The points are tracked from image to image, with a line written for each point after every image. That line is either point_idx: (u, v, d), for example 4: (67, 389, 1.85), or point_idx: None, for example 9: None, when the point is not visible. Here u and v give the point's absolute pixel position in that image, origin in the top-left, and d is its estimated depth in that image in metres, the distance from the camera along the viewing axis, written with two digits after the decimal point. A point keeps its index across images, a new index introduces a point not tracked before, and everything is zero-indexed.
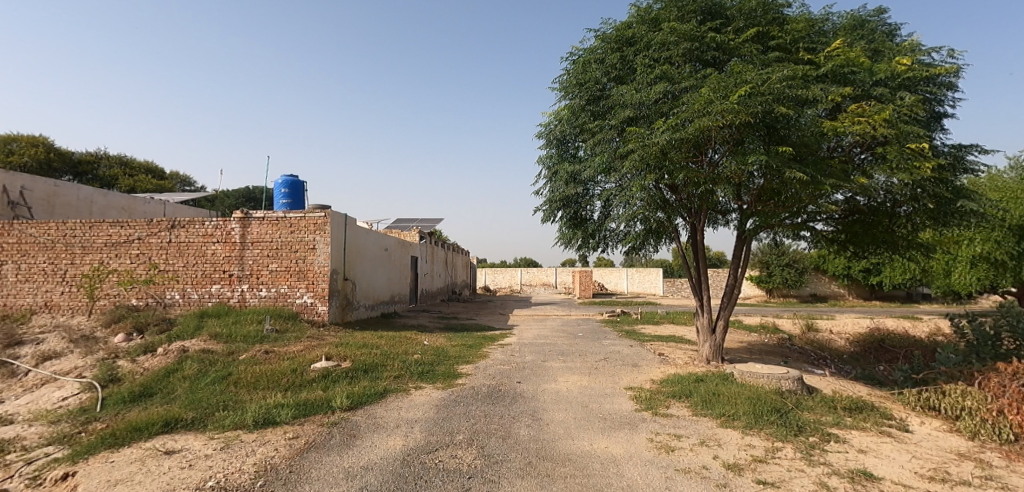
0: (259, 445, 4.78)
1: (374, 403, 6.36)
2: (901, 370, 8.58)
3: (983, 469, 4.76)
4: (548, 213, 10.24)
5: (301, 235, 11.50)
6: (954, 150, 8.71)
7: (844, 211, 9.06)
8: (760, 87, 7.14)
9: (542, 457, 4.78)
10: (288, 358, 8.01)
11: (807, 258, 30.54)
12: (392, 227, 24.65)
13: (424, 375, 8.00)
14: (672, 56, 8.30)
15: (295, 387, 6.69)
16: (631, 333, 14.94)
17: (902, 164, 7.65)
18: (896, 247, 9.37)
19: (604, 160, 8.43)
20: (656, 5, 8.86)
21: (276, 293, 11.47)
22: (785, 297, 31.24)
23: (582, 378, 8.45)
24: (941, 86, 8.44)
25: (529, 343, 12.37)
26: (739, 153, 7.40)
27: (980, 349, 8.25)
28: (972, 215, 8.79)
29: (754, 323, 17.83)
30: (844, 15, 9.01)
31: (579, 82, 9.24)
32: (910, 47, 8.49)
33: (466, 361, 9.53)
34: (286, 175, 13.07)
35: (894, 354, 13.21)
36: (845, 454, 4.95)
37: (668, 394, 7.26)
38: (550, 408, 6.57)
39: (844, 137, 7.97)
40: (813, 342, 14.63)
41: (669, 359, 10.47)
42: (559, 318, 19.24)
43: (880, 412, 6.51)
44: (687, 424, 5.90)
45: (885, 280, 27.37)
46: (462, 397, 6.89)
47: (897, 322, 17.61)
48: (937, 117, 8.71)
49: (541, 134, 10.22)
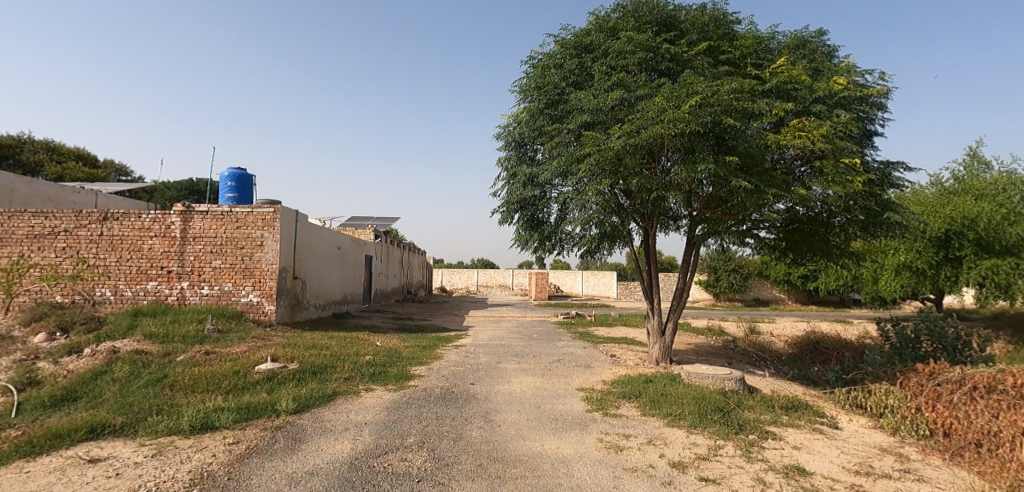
0: (196, 451, 4.55)
1: (322, 406, 6.18)
2: (833, 370, 9.11)
3: (902, 462, 5.11)
4: (505, 215, 10.30)
5: (248, 231, 11.05)
6: (883, 166, 9.33)
7: (785, 220, 9.49)
8: (710, 98, 7.39)
9: (493, 459, 4.77)
10: (230, 359, 7.67)
11: (751, 263, 32.08)
12: (346, 225, 24.15)
13: (375, 377, 7.86)
14: (628, 65, 8.52)
15: (237, 390, 6.41)
16: (585, 335, 15.19)
17: (837, 178, 8.12)
18: (831, 255, 9.95)
19: (561, 164, 8.56)
20: (615, 14, 9.13)
21: (219, 291, 10.96)
22: (731, 300, 32.72)
23: (535, 380, 8.51)
24: (873, 105, 9.05)
25: (484, 345, 12.35)
26: (689, 161, 7.66)
27: (903, 351, 8.97)
28: (897, 227, 9.47)
29: (701, 325, 18.58)
30: (789, 35, 9.49)
31: (538, 86, 9.38)
32: (847, 68, 9.02)
33: (420, 362, 9.42)
34: (232, 168, 12.50)
35: (828, 356, 14.06)
36: (781, 450, 5.20)
37: (618, 395, 7.42)
38: (503, 409, 6.58)
39: (786, 150, 8.38)
40: (755, 345, 15.37)
41: (621, 360, 10.70)
42: (515, 320, 19.35)
43: (813, 410, 6.89)
44: (636, 424, 6.05)
45: (821, 286, 28.92)
46: (414, 399, 6.80)
47: (831, 325, 18.69)
48: (868, 135, 9.32)
49: (500, 135, 10.28)
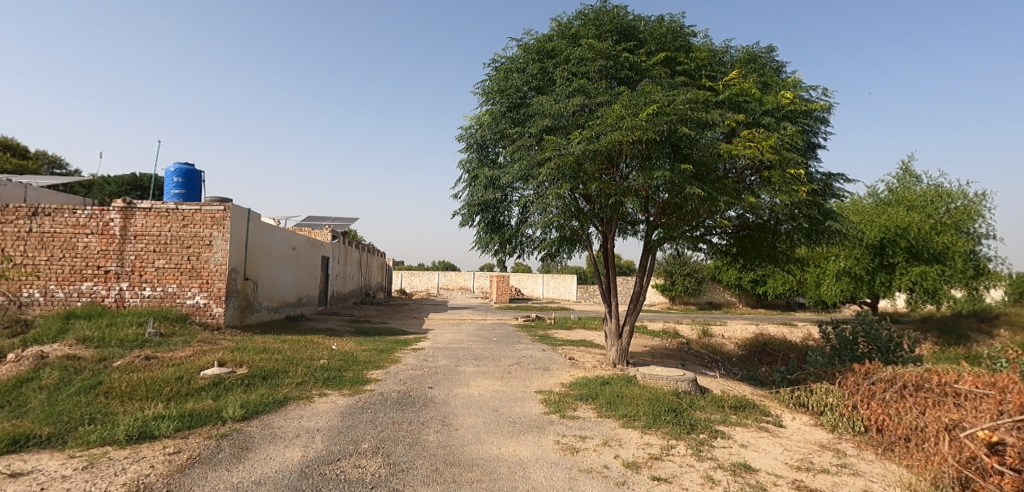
0: (132, 462, 4.30)
1: (271, 412, 5.97)
2: (779, 370, 9.52)
3: (840, 458, 5.39)
4: (466, 217, 10.26)
5: (195, 229, 10.57)
6: (825, 178, 9.83)
7: (736, 227, 9.85)
8: (667, 107, 7.59)
9: (449, 463, 4.74)
10: (173, 364, 7.30)
11: (705, 268, 33.16)
12: (302, 224, 23.47)
13: (329, 381, 7.66)
14: (589, 72, 8.67)
15: (180, 396, 6.11)
16: (545, 337, 15.29)
17: (784, 188, 8.50)
18: (778, 261, 10.41)
19: (523, 167, 8.60)
20: (576, 21, 9.28)
21: (162, 293, 10.43)
22: (685, 304, 33.72)
23: (494, 383, 8.50)
24: (817, 119, 9.53)
25: (443, 348, 12.24)
26: (647, 168, 7.85)
27: (841, 352, 9.48)
28: (838, 235, 10.01)
29: (657, 328, 19.06)
30: (741, 49, 9.89)
31: (500, 89, 9.41)
32: (793, 83, 9.48)
33: (376, 366, 9.24)
34: (179, 163, 11.93)
35: (774, 357, 14.70)
36: (729, 449, 5.38)
37: (575, 397, 7.51)
38: (461, 413, 6.54)
39: (738, 160, 8.72)
40: (708, 346, 15.89)
41: (579, 362, 10.84)
42: (475, 323, 19.30)
43: (760, 409, 7.17)
44: (592, 425, 6.13)
45: (769, 290, 30.20)
46: (369, 404, 6.66)
47: (778, 328, 19.53)
48: (812, 147, 9.81)
49: (461, 137, 10.24)
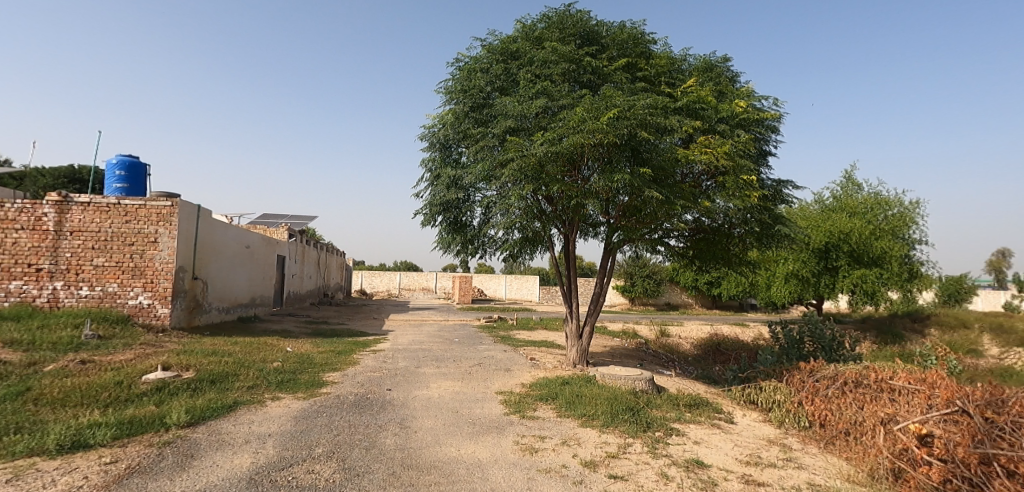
0: (63, 473, 4.03)
1: (219, 418, 5.73)
2: (731, 369, 9.85)
3: (786, 452, 5.62)
4: (428, 217, 10.16)
5: (139, 226, 10.04)
6: (776, 184, 10.25)
7: (692, 230, 10.13)
8: (627, 112, 7.74)
9: (407, 466, 4.67)
10: (113, 368, 6.90)
11: (664, 270, 33.99)
12: (257, 222, 22.66)
13: (283, 384, 7.42)
14: (552, 74, 8.74)
15: (120, 402, 5.78)
16: (506, 338, 15.30)
17: (737, 193, 8.82)
18: (731, 263, 10.77)
19: (485, 168, 8.59)
20: (540, 24, 9.35)
21: (102, 292, 9.86)
22: (644, 305, 34.47)
23: (454, 384, 8.44)
24: (768, 128, 9.93)
25: (403, 349, 12.07)
26: (607, 171, 7.97)
27: (789, 351, 9.89)
28: (786, 239, 10.46)
29: (617, 329, 19.40)
30: (698, 58, 10.20)
31: (463, 89, 9.36)
32: (747, 92, 9.85)
33: (333, 368, 9.02)
34: (122, 155, 11.29)
35: (727, 356, 15.22)
36: (683, 445, 5.53)
37: (535, 397, 7.55)
38: (420, 415, 6.46)
39: (695, 165, 8.97)
40: (665, 347, 16.29)
41: (539, 363, 10.91)
42: (436, 324, 19.13)
43: (713, 407, 7.40)
44: (551, 425, 6.18)
45: (724, 292, 31.24)
46: (325, 407, 6.49)
47: (731, 328, 20.23)
48: (764, 154, 10.21)
49: (424, 136, 10.14)
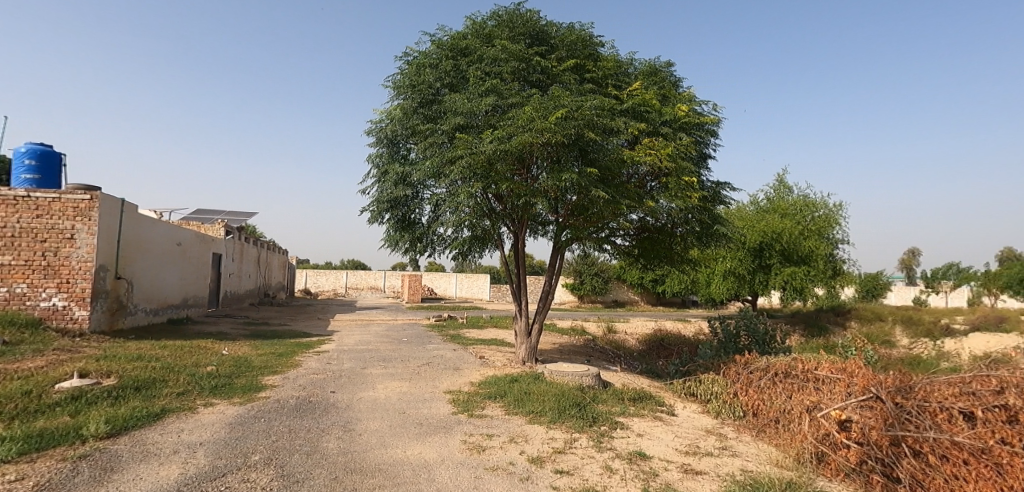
0: None
1: (145, 427, 5.36)
2: (673, 364, 10.21)
3: (722, 441, 5.88)
4: (375, 214, 9.93)
5: (52, 220, 9.25)
6: (715, 186, 10.70)
7: (637, 229, 10.42)
8: (575, 112, 7.82)
9: (349, 470, 4.54)
10: (21, 377, 6.31)
11: (611, 268, 34.82)
12: (191, 218, 21.39)
13: (217, 389, 7.04)
14: (502, 73, 8.73)
15: (29, 413, 5.29)
16: (455, 337, 15.21)
17: (679, 193, 9.14)
18: (674, 261, 11.17)
19: (434, 165, 8.48)
20: (490, 21, 9.34)
21: (9, 294, 9.04)
22: (593, 302, 35.18)
23: (402, 384, 8.29)
24: (708, 132, 10.34)
25: (349, 350, 11.75)
26: (555, 170, 8.04)
27: (727, 345, 10.37)
28: (724, 238, 10.95)
29: (566, 326, 19.71)
30: (644, 62, 10.49)
31: (412, 84, 9.20)
32: (688, 97, 10.23)
33: (273, 371, 8.64)
34: (33, 143, 10.35)
35: (670, 351, 15.79)
36: (627, 438, 5.67)
37: (484, 395, 7.53)
38: (365, 417, 6.30)
39: (640, 166, 9.22)
40: (612, 343, 16.70)
41: (489, 361, 10.90)
42: (384, 323, 18.74)
43: (655, 400, 7.64)
44: (499, 423, 6.18)
45: (668, 289, 32.38)
46: (263, 412, 6.21)
47: (674, 324, 20.99)
48: (704, 157, 10.64)
49: (371, 131, 9.90)
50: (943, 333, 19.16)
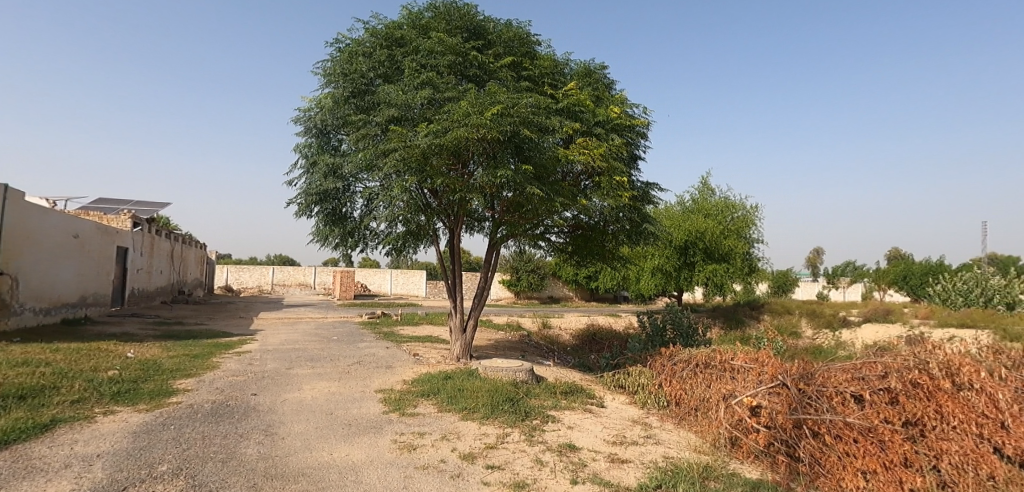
0: None
1: (30, 439, 4.80)
2: (604, 357, 10.51)
3: (647, 430, 6.13)
4: (303, 207, 9.48)
5: None
6: (644, 186, 11.12)
7: (571, 227, 10.64)
8: (511, 109, 7.82)
9: (269, 476, 4.31)
10: None
11: (547, 265, 35.38)
12: (92, 209, 19.45)
13: (121, 396, 6.44)
14: (438, 66, 8.58)
15: None
16: (389, 335, 14.85)
17: (611, 193, 9.41)
18: (605, 258, 11.51)
19: (367, 157, 8.21)
20: (427, 13, 9.16)
21: None
22: (528, 298, 35.58)
23: (330, 385, 7.97)
24: (638, 134, 10.71)
25: (274, 350, 11.15)
26: (491, 166, 8.02)
27: (654, 338, 10.82)
28: (652, 237, 11.41)
29: (502, 322, 19.80)
30: (579, 63, 10.69)
31: (344, 72, 8.84)
32: (621, 99, 10.54)
33: (186, 374, 8.03)
34: None
35: (602, 345, 16.27)
36: (557, 431, 5.77)
37: (416, 394, 7.39)
38: (289, 420, 6.00)
39: (574, 164, 9.40)
40: (546, 338, 16.96)
41: (422, 359, 10.73)
42: (313, 322, 17.96)
43: (586, 393, 7.83)
44: (431, 421, 6.10)
45: (601, 286, 33.35)
46: (174, 418, 5.76)
47: (606, 319, 21.65)
48: (634, 158, 11.02)
49: (299, 119, 9.44)
50: (841, 324, 21.07)
